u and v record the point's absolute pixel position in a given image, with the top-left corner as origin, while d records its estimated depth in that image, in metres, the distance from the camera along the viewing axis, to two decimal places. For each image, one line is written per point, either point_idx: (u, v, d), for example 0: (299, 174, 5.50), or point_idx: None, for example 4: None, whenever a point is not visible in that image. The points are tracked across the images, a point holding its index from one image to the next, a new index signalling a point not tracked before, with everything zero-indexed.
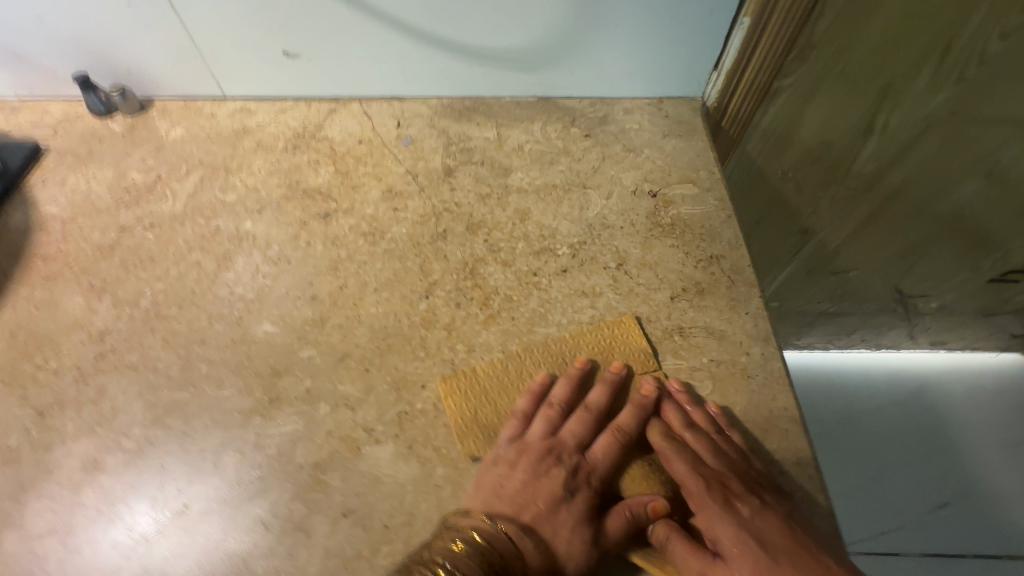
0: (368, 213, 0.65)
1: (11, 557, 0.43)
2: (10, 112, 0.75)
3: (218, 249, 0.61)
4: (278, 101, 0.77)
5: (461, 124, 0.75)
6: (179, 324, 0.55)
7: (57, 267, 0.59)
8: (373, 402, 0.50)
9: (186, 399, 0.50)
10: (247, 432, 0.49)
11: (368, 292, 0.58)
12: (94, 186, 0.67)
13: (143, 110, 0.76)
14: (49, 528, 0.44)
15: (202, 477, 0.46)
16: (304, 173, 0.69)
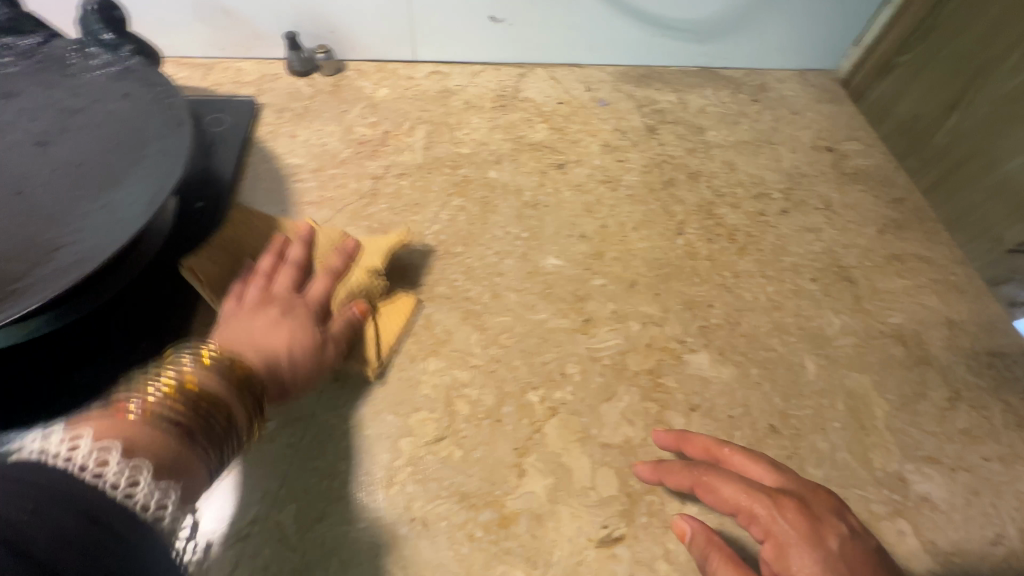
0: (597, 163, 0.70)
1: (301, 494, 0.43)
2: (204, 70, 0.74)
3: (475, 195, 0.64)
4: (468, 65, 0.80)
5: (644, 89, 0.81)
6: (472, 259, 0.58)
7: (328, 212, 0.61)
8: (675, 320, 0.57)
9: (510, 323, 0.54)
10: (578, 347, 0.53)
11: (627, 230, 0.63)
12: (326, 139, 0.68)
13: (339, 72, 0.76)
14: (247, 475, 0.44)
15: (457, 412, 0.48)
16: (523, 129, 0.73)
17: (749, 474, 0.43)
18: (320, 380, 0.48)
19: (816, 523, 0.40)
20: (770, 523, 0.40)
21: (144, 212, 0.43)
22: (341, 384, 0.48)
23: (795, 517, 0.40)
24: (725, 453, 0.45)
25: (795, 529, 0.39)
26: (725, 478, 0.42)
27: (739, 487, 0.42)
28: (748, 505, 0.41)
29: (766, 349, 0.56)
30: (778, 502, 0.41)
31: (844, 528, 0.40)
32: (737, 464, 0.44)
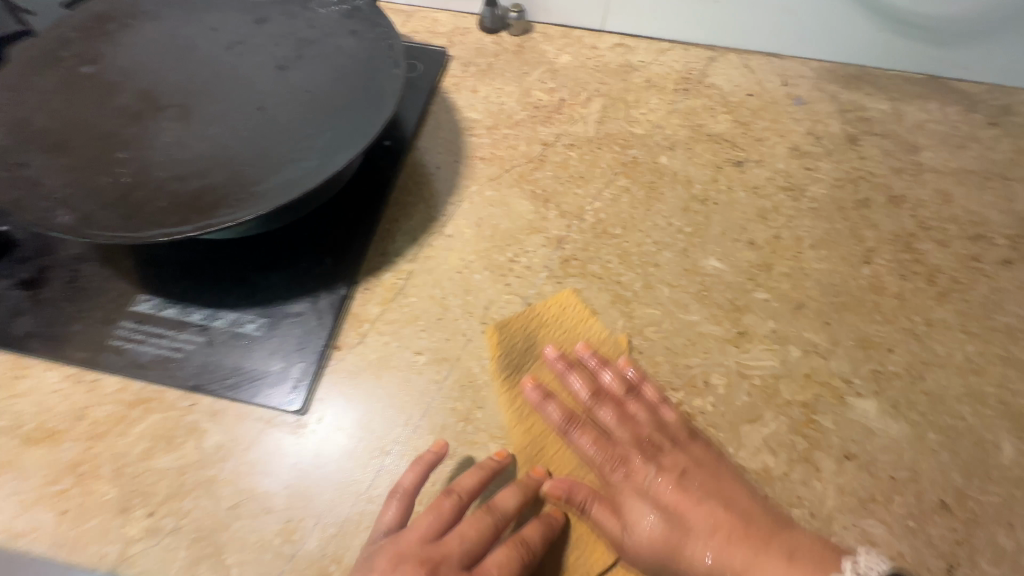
0: (781, 167, 0.64)
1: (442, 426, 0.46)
2: (404, 17, 0.79)
3: (641, 178, 0.62)
4: (655, 42, 0.76)
5: (851, 92, 0.72)
6: (629, 244, 0.57)
7: (497, 170, 0.62)
8: (844, 356, 0.51)
9: (659, 316, 0.52)
10: (727, 359, 0.50)
11: (803, 246, 0.58)
12: (504, 98, 0.69)
13: (525, 33, 0.77)
14: (393, 396, 0.47)
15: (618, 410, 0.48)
16: (703, 117, 0.68)
17: (626, 414, 0.48)
18: (469, 328, 0.51)
19: (659, 460, 0.46)
20: (651, 489, 0.45)
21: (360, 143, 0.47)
22: (488, 337, 0.51)
23: (638, 460, 0.47)
24: (606, 373, 0.49)
25: (640, 463, 0.47)
26: (609, 408, 0.48)
27: (620, 426, 0.48)
28: (611, 436, 0.48)
29: (952, 415, 0.48)
30: (636, 453, 0.47)
31: (695, 456, 0.45)
32: (608, 391, 0.49)
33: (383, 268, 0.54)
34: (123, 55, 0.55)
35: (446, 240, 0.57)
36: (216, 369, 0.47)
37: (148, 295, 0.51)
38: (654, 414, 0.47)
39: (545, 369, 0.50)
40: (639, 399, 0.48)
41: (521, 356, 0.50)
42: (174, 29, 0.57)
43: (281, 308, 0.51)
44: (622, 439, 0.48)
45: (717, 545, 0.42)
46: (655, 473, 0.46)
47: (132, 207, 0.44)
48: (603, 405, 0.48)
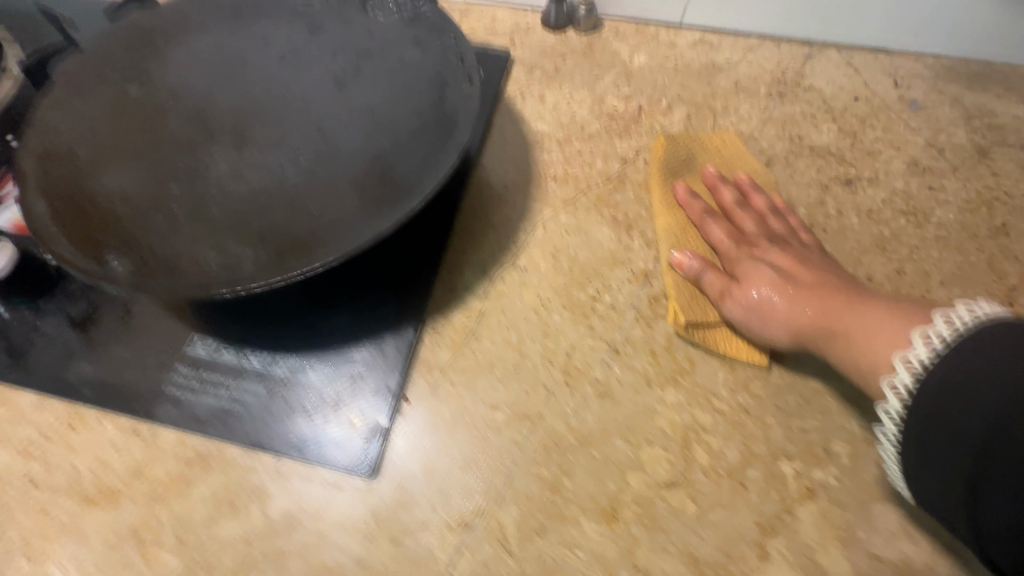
0: (899, 187, 0.55)
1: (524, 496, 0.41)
2: (460, 14, 0.72)
3: (736, 200, 0.55)
4: (742, 38, 0.68)
5: (977, 94, 0.62)
6: None
7: (572, 191, 0.56)
8: None
9: (767, 368, 0.46)
10: (850, 421, 0.43)
11: (930, 285, 0.50)
12: (575, 106, 0.62)
13: (595, 31, 0.69)
14: (470, 457, 0.43)
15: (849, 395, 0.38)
16: (802, 127, 0.60)
17: (766, 253, 0.48)
18: (551, 380, 0.46)
19: (758, 254, 0.49)
20: (799, 307, 0.43)
21: (432, 176, 0.41)
22: (572, 389, 0.45)
23: (774, 252, 0.48)
24: (763, 246, 0.49)
25: (762, 252, 0.48)
26: (727, 240, 0.50)
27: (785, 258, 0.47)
28: (761, 258, 0.48)
29: None
30: (756, 249, 0.49)
31: (784, 253, 0.48)
32: (764, 250, 0.48)
33: (452, 306, 0.49)
34: (171, 72, 0.50)
35: (519, 274, 0.51)
36: (278, 424, 0.44)
37: (203, 337, 0.47)
38: (800, 257, 0.47)
39: (683, 248, 0.50)
40: (777, 242, 0.49)
41: (679, 168, 0.56)
42: (223, 41, 0.52)
43: (344, 355, 0.46)
44: (736, 303, 0.45)
45: (806, 301, 0.43)
46: (758, 271, 0.46)
47: (187, 251, 0.39)
48: (724, 256, 0.50)
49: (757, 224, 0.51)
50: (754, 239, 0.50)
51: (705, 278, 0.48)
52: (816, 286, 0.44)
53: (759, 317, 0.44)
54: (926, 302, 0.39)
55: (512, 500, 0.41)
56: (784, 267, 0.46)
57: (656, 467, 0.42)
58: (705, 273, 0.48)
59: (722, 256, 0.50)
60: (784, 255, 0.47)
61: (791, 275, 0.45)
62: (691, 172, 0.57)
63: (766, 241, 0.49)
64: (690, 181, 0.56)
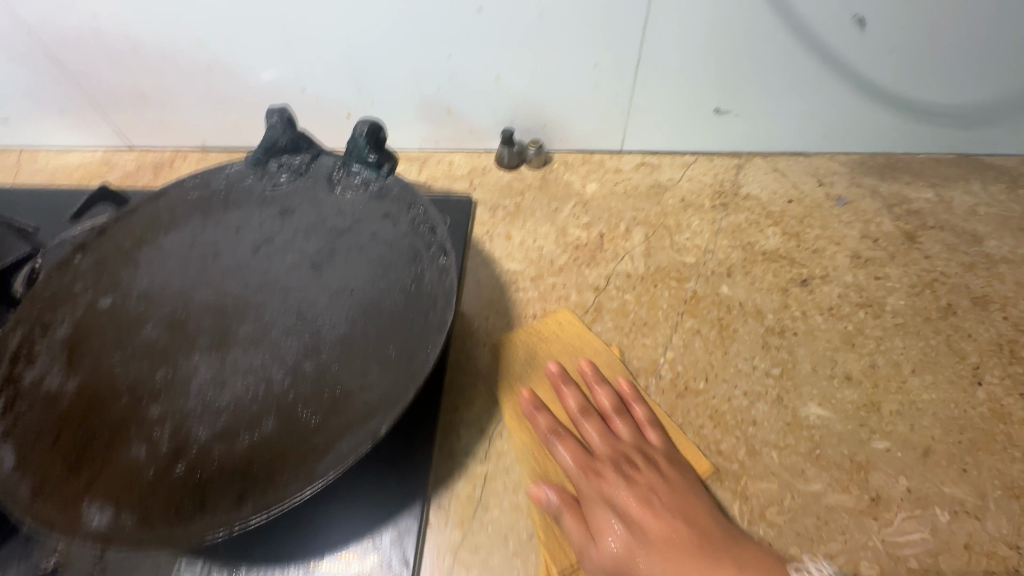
0: (849, 280, 0.60)
1: None
2: (419, 163, 0.77)
3: (708, 315, 0.58)
4: (678, 156, 0.75)
5: (890, 183, 0.70)
6: (718, 400, 0.51)
7: (553, 329, 0.57)
8: (999, 512, 0.44)
9: (777, 492, 0.46)
10: (871, 538, 0.43)
11: (904, 375, 0.52)
12: (541, 240, 0.66)
13: (546, 165, 0.75)
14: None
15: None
16: (751, 234, 0.65)
17: (639, 431, 0.48)
18: None
19: (616, 422, 0.48)
20: (679, 494, 0.43)
21: (424, 363, 0.41)
22: None
23: (626, 431, 0.48)
24: (627, 393, 0.50)
25: (622, 432, 0.48)
26: (605, 390, 0.50)
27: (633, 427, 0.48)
28: (632, 433, 0.48)
29: None
30: (619, 428, 0.48)
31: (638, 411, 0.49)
32: (625, 412, 0.49)
33: (454, 475, 0.48)
34: (142, 277, 0.50)
35: (516, 426, 0.50)
36: None
37: (190, 559, 0.43)
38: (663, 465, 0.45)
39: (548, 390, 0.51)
40: (645, 444, 0.47)
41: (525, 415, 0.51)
42: (194, 236, 0.53)
43: (349, 553, 0.43)
44: (596, 458, 0.46)
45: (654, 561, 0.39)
46: (625, 425, 0.48)
47: (172, 488, 0.37)
48: (608, 402, 0.49)
49: (619, 436, 0.47)
50: (600, 462, 0.45)
51: (597, 441, 0.47)
52: (669, 491, 0.43)
53: (638, 512, 0.42)
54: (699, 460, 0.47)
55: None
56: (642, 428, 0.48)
57: None
58: (585, 423, 0.48)
59: (600, 404, 0.50)
60: (642, 416, 0.49)
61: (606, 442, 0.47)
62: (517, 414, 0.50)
63: (631, 447, 0.46)
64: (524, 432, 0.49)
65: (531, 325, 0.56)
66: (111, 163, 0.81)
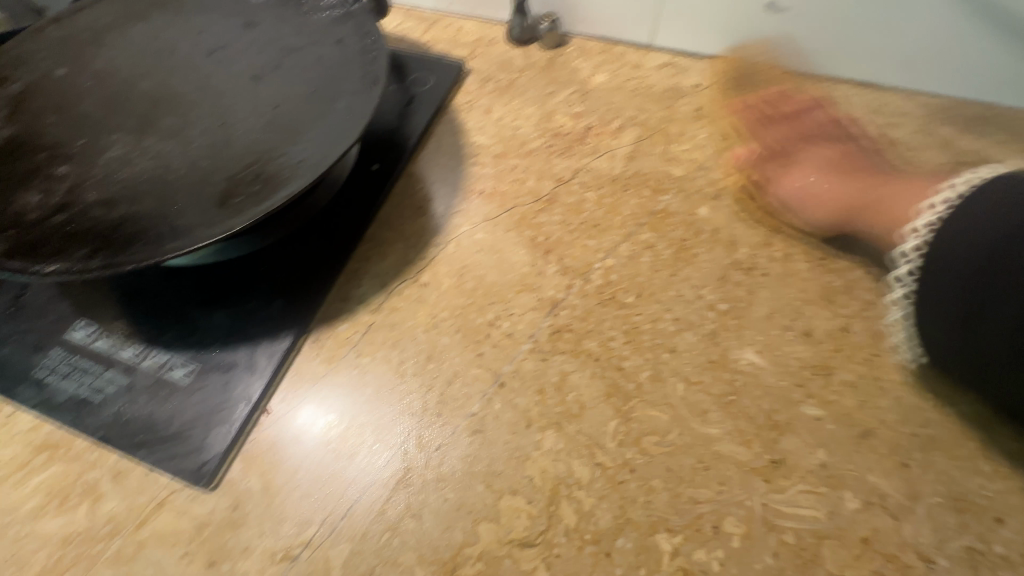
0: (861, 234, 0.49)
1: (361, 533, 0.37)
2: (427, 22, 0.71)
3: (670, 233, 0.50)
4: (714, 63, 0.63)
5: (973, 139, 0.55)
6: (641, 317, 0.45)
7: (494, 208, 0.52)
8: (925, 519, 0.36)
9: (664, 424, 0.40)
10: (751, 498, 0.37)
11: (878, 348, 0.43)
12: (521, 121, 0.59)
13: (559, 47, 0.66)
14: (315, 482, 0.39)
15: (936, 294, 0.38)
16: (763, 160, 0.55)
17: (578, 279, 0.47)
18: (422, 407, 0.42)
19: (574, 286, 0.47)
20: (584, 323, 0.45)
21: (305, 177, 0.39)
22: (442, 422, 0.41)
23: (583, 287, 0.47)
24: (558, 243, 0.50)
25: (555, 280, 0.47)
26: (552, 261, 0.49)
27: (603, 292, 0.47)
28: (568, 285, 0.47)
29: None
30: (569, 280, 0.47)
31: (572, 260, 0.49)
32: (575, 271, 0.48)
33: (339, 318, 0.46)
34: (100, 58, 0.51)
35: (418, 289, 0.48)
36: (130, 422, 0.41)
37: (85, 322, 0.46)
38: (608, 317, 0.45)
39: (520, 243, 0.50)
40: (594, 302, 0.46)
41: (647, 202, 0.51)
42: (159, 31, 0.53)
43: (214, 357, 0.44)
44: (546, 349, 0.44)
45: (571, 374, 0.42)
46: (550, 269, 0.48)
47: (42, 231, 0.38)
48: (577, 266, 0.48)
49: (552, 276, 0.48)
50: (568, 286, 0.47)
51: (552, 276, 0.48)
52: (591, 355, 0.43)
53: (595, 381, 0.42)
54: (676, 411, 0.41)
55: (346, 537, 0.37)
56: (608, 291, 0.47)
57: (515, 520, 0.37)
58: (546, 264, 0.48)
59: (541, 265, 0.48)
60: (583, 263, 0.48)
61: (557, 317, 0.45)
62: (664, 208, 0.51)
63: (565, 297, 0.46)
64: (660, 218, 0.51)
65: (622, 113, 0.59)
66: None
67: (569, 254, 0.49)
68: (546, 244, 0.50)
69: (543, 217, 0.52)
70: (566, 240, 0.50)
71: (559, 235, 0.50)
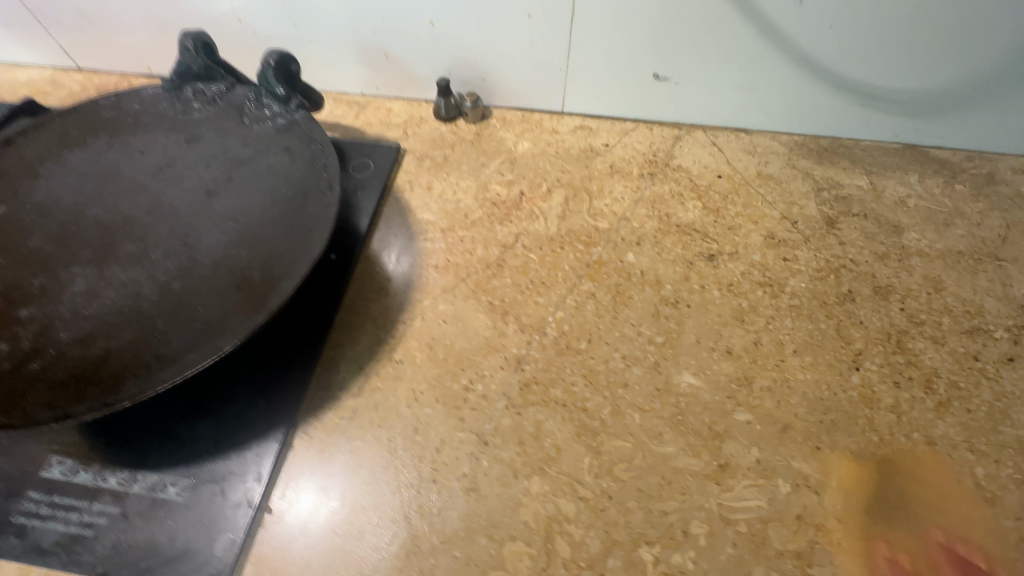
0: (756, 259, 0.60)
1: None
2: (357, 107, 0.76)
3: (607, 280, 0.58)
4: (618, 123, 0.74)
5: (825, 168, 0.68)
6: (595, 360, 0.52)
7: (451, 279, 0.58)
8: (839, 489, 0.45)
9: (630, 451, 0.47)
10: (708, 500, 0.45)
11: (783, 354, 0.53)
12: (461, 194, 0.66)
13: (483, 120, 0.74)
14: (329, 569, 0.42)
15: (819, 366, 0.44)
16: (670, 205, 0.65)
17: (536, 334, 0.54)
18: (418, 478, 0.46)
19: (534, 341, 0.53)
20: (547, 372, 0.51)
21: (282, 289, 0.42)
22: (438, 487, 0.45)
23: (542, 341, 0.53)
24: (513, 304, 0.56)
25: (517, 338, 0.54)
26: (512, 321, 0.55)
27: (560, 342, 0.53)
28: (529, 341, 0.53)
29: (968, 563, 0.42)
30: (529, 336, 0.54)
31: (529, 318, 0.55)
32: (531, 327, 0.54)
33: (324, 406, 0.49)
34: (40, 189, 0.51)
35: (394, 367, 0.52)
36: (130, 549, 0.42)
37: (61, 456, 0.46)
38: (567, 364, 0.52)
39: (481, 309, 0.56)
40: (553, 353, 0.53)
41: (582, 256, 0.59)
42: (98, 155, 0.54)
43: (206, 468, 0.45)
44: (518, 402, 0.50)
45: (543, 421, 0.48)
46: (510, 329, 0.54)
47: (21, 380, 0.39)
48: (533, 322, 0.55)
49: (513, 335, 0.54)
50: (529, 342, 0.53)
51: (514, 335, 0.54)
52: (558, 400, 0.50)
53: (564, 423, 0.48)
54: (638, 438, 0.48)
55: None
56: (564, 341, 0.53)
57: (519, 564, 0.42)
58: (507, 324, 0.54)
59: (502, 326, 0.54)
60: (538, 318, 0.55)
61: (523, 370, 0.51)
62: (597, 259, 0.60)
63: (528, 353, 0.53)
64: (595, 268, 0.59)
65: (548, 177, 0.67)
66: (57, 83, 0.81)
67: (524, 313, 0.55)
68: (503, 307, 0.56)
69: (496, 281, 0.58)
70: (519, 300, 0.56)
71: (514, 295, 0.57)
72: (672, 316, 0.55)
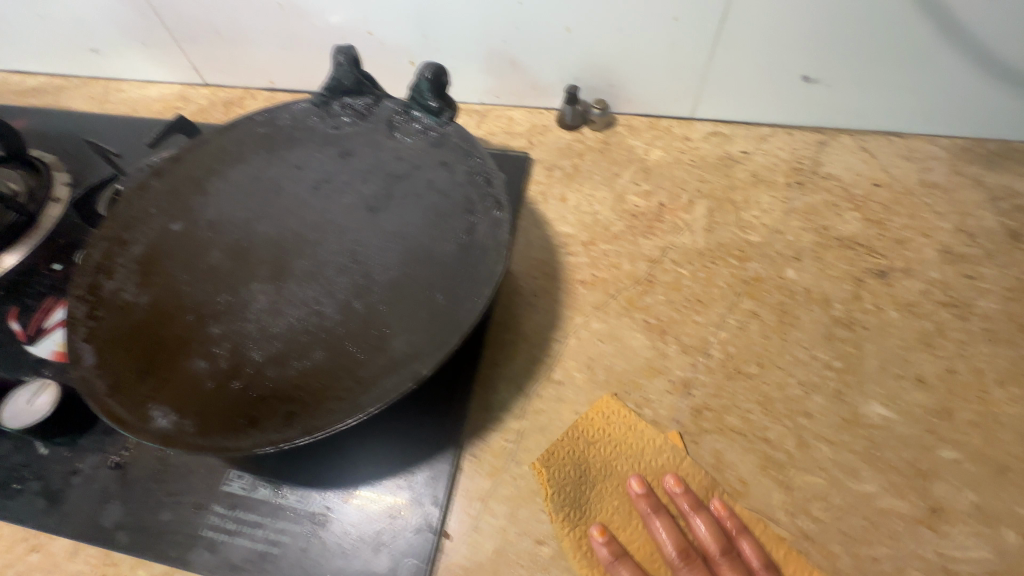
0: (934, 277, 0.55)
1: None
2: (478, 117, 0.75)
3: (769, 298, 0.54)
4: (754, 128, 0.70)
5: (998, 174, 0.62)
6: (770, 386, 0.49)
7: (600, 296, 0.56)
8: None
9: (824, 488, 0.43)
10: (922, 547, 0.41)
11: (985, 384, 0.48)
12: (597, 206, 0.63)
13: (609, 127, 0.72)
14: None
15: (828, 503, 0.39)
16: (827, 217, 0.60)
17: (700, 355, 0.51)
18: (597, 508, 0.44)
19: (700, 362, 0.51)
20: (718, 396, 0.48)
21: (470, 311, 0.41)
22: (620, 519, 0.43)
23: (707, 363, 0.50)
24: (672, 323, 0.53)
25: (680, 359, 0.51)
26: (672, 341, 0.52)
27: (728, 365, 0.50)
28: (695, 362, 0.51)
29: None
30: (693, 357, 0.51)
31: (690, 338, 0.52)
32: (694, 347, 0.51)
33: (489, 428, 0.48)
34: (210, 206, 0.52)
35: (555, 388, 0.50)
36: (318, 569, 0.42)
37: (239, 470, 0.46)
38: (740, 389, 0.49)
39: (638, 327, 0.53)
40: (721, 376, 0.50)
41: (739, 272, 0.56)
42: (257, 170, 0.55)
43: (381, 489, 0.45)
44: (692, 428, 0.47)
45: (720, 449, 0.46)
46: (672, 348, 0.51)
47: (226, 400, 0.39)
48: (696, 343, 0.52)
49: (676, 356, 0.51)
50: (693, 363, 0.51)
51: (677, 355, 0.51)
52: (733, 427, 0.47)
53: (743, 452, 0.46)
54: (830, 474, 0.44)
55: None
56: (732, 364, 0.50)
57: None
58: (668, 344, 0.52)
59: (663, 346, 0.52)
60: (700, 338, 0.52)
61: (693, 395, 0.49)
62: (754, 275, 0.56)
63: (695, 375, 0.50)
64: (753, 286, 0.55)
65: (687, 187, 0.64)
66: (187, 99, 0.84)
67: (684, 332, 0.53)
68: (661, 325, 0.53)
69: (649, 298, 0.55)
70: (677, 318, 0.53)
71: (671, 313, 0.54)
72: (848, 339, 0.51)
